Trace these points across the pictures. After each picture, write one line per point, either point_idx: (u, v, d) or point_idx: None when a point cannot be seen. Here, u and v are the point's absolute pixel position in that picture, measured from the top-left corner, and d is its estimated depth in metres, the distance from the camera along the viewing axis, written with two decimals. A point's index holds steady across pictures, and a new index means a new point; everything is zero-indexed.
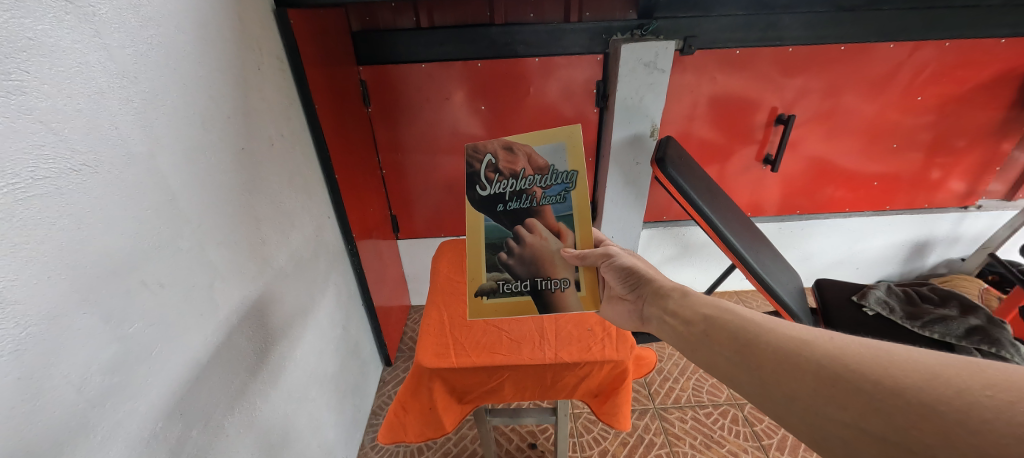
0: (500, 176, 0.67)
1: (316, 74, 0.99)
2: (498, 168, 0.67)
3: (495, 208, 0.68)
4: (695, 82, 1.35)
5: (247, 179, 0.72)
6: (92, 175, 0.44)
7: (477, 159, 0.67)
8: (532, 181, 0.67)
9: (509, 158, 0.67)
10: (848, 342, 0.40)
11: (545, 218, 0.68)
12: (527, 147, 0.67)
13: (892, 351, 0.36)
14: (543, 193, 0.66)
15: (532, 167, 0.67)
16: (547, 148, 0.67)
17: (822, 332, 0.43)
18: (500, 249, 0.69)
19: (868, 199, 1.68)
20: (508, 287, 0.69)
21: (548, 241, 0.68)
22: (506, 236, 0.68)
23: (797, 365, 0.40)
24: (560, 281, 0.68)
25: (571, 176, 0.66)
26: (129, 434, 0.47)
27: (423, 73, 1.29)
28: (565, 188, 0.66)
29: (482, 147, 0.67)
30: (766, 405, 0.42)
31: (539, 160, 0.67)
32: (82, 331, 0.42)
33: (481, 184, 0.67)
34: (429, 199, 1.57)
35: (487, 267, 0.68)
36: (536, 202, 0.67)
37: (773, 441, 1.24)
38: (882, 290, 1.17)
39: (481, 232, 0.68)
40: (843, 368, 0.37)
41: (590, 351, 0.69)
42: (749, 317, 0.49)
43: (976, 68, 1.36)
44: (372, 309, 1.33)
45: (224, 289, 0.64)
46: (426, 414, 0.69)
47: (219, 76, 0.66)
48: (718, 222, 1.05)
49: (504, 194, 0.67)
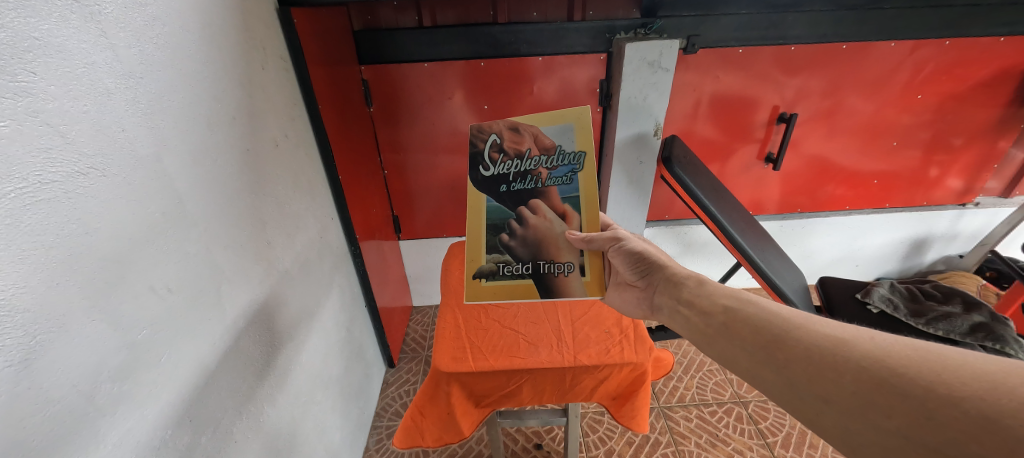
0: (505, 156, 0.66)
1: (320, 74, 0.98)
2: (503, 148, 0.66)
3: (499, 188, 0.67)
4: (698, 81, 1.35)
5: (253, 180, 0.71)
6: (100, 179, 0.43)
7: (482, 139, 0.66)
8: (538, 162, 0.67)
9: (515, 139, 0.67)
10: (892, 344, 0.39)
11: (550, 199, 0.67)
12: (534, 128, 0.66)
13: (943, 357, 0.36)
14: (548, 174, 0.66)
15: (538, 148, 0.66)
16: (554, 128, 0.66)
17: (859, 331, 0.42)
18: (503, 231, 0.67)
19: (868, 197, 1.69)
20: (510, 270, 0.68)
21: (554, 224, 0.68)
22: (509, 218, 0.68)
23: (833, 365, 0.40)
24: (565, 265, 0.68)
25: (578, 157, 0.66)
26: (138, 441, 0.46)
27: (425, 72, 1.28)
28: (571, 169, 0.66)
29: (487, 127, 0.67)
30: (795, 405, 0.42)
31: (545, 140, 0.67)
32: (92, 338, 0.41)
33: (485, 164, 0.67)
34: (431, 199, 1.56)
35: (488, 249, 0.68)
36: (540, 184, 0.67)
37: (778, 439, 1.24)
38: (885, 287, 1.18)
39: (484, 212, 0.68)
40: (887, 373, 0.37)
41: (610, 353, 0.68)
42: (777, 312, 0.49)
43: (975, 66, 1.37)
44: (375, 310, 1.32)
45: (231, 292, 0.63)
46: (444, 419, 0.69)
47: (224, 76, 0.65)
48: (724, 220, 1.05)
49: (508, 175, 0.67)
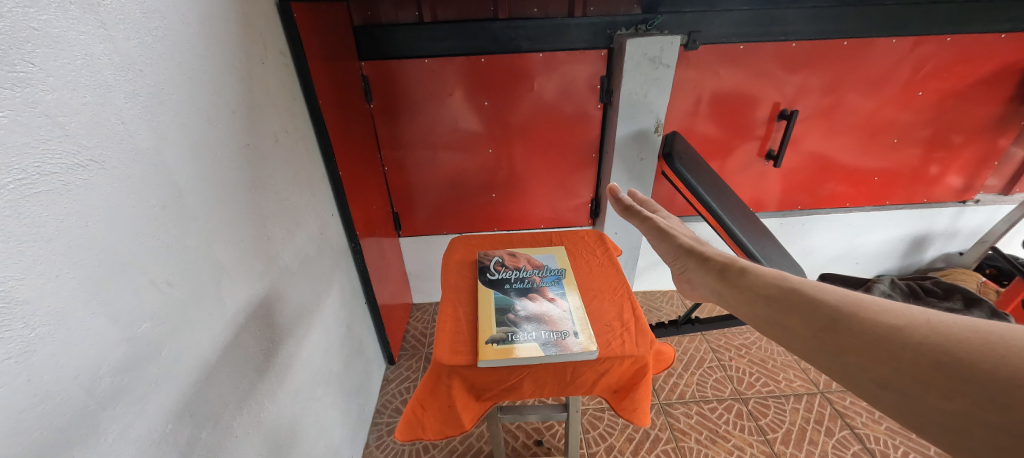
0: (505, 267, 0.80)
1: (319, 70, 0.98)
2: (504, 263, 0.81)
3: (501, 286, 0.75)
4: (698, 78, 1.35)
5: (252, 175, 0.71)
6: (99, 171, 0.43)
7: (487, 258, 0.83)
8: (532, 272, 0.79)
9: (513, 259, 0.83)
10: (954, 325, 0.37)
11: (545, 293, 0.73)
12: (527, 255, 0.84)
13: (1010, 338, 0.33)
14: (541, 278, 0.77)
15: (532, 266, 0.81)
16: (541, 255, 0.84)
17: (915, 311, 0.40)
18: (507, 308, 0.69)
19: (868, 194, 1.69)
20: (518, 337, 0.64)
21: (550, 309, 0.70)
22: (512, 303, 0.71)
23: (887, 351, 0.38)
24: (565, 333, 0.64)
25: (561, 271, 0.79)
26: (140, 435, 0.46)
27: (425, 68, 1.27)
28: (558, 275, 0.78)
29: (491, 254, 0.85)
30: (849, 383, 0.40)
31: (537, 261, 0.82)
32: (92, 331, 0.41)
33: (490, 271, 0.79)
34: (431, 196, 1.56)
35: (495, 321, 0.67)
36: (536, 285, 0.75)
37: (779, 435, 1.24)
38: (885, 284, 1.18)
39: (490, 299, 0.72)
40: (946, 356, 0.35)
41: (610, 347, 0.64)
42: (825, 297, 0.46)
43: (976, 63, 1.37)
44: (375, 307, 1.32)
45: (231, 287, 0.63)
46: (445, 412, 0.68)
47: (224, 71, 0.64)
48: (724, 216, 1.05)
49: (508, 278, 0.77)
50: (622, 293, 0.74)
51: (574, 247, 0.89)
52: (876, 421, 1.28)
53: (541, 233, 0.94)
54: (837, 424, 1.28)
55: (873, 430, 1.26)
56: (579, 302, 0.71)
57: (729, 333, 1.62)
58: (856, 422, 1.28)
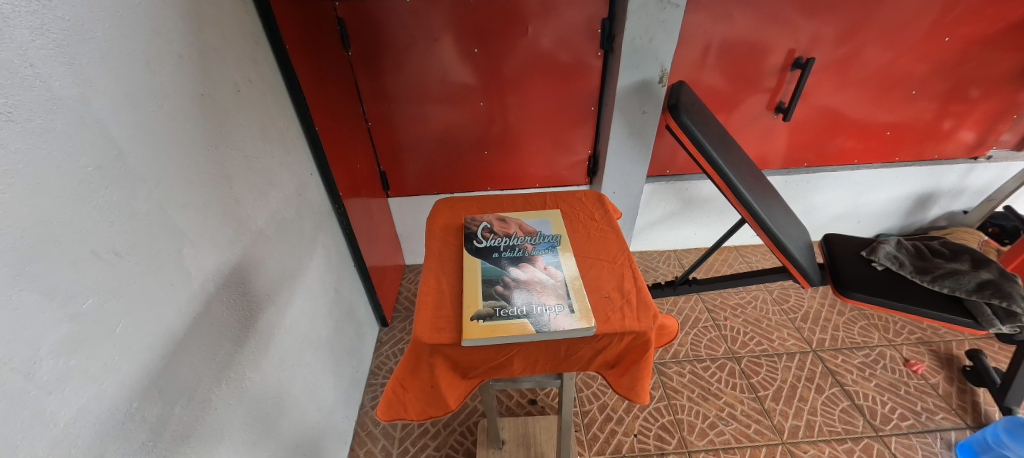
0: (494, 234, 0.75)
1: (284, 9, 0.86)
2: (492, 230, 0.76)
3: (489, 255, 0.70)
4: (710, 22, 1.22)
5: (211, 130, 0.63)
6: (9, 125, 0.35)
7: (474, 225, 0.77)
8: (524, 240, 0.74)
9: (503, 225, 0.77)
10: None
11: (536, 263, 0.69)
12: (518, 220, 0.79)
13: None
14: (533, 247, 0.72)
15: (523, 232, 0.76)
16: (535, 221, 0.79)
17: None
18: (495, 279, 0.65)
19: (877, 150, 1.62)
20: (506, 312, 0.59)
21: (540, 279, 0.65)
22: (503, 273, 0.66)
23: None
24: (554, 307, 0.60)
25: (556, 237, 0.74)
26: (99, 415, 0.42)
27: (407, 9, 1.14)
28: (551, 243, 0.73)
29: (479, 219, 0.79)
30: None
31: (529, 227, 0.77)
32: (25, 311, 0.36)
33: (477, 238, 0.74)
34: (421, 153, 1.47)
35: (481, 295, 0.62)
36: (528, 253, 0.70)
37: (769, 392, 1.27)
38: (891, 245, 1.12)
39: (478, 270, 0.67)
40: None
41: (608, 322, 0.60)
42: None
43: (1012, 5, 1.25)
44: (364, 270, 1.29)
45: (196, 255, 0.58)
46: (427, 392, 0.65)
47: (162, 5, 0.54)
48: (732, 173, 0.97)
49: (497, 246, 0.72)
50: (621, 262, 0.70)
51: (571, 210, 0.83)
52: (866, 378, 1.31)
53: (534, 195, 0.88)
54: (827, 381, 1.31)
55: (862, 387, 1.29)
56: (575, 273, 0.67)
57: (725, 292, 1.62)
58: (846, 380, 1.31)
